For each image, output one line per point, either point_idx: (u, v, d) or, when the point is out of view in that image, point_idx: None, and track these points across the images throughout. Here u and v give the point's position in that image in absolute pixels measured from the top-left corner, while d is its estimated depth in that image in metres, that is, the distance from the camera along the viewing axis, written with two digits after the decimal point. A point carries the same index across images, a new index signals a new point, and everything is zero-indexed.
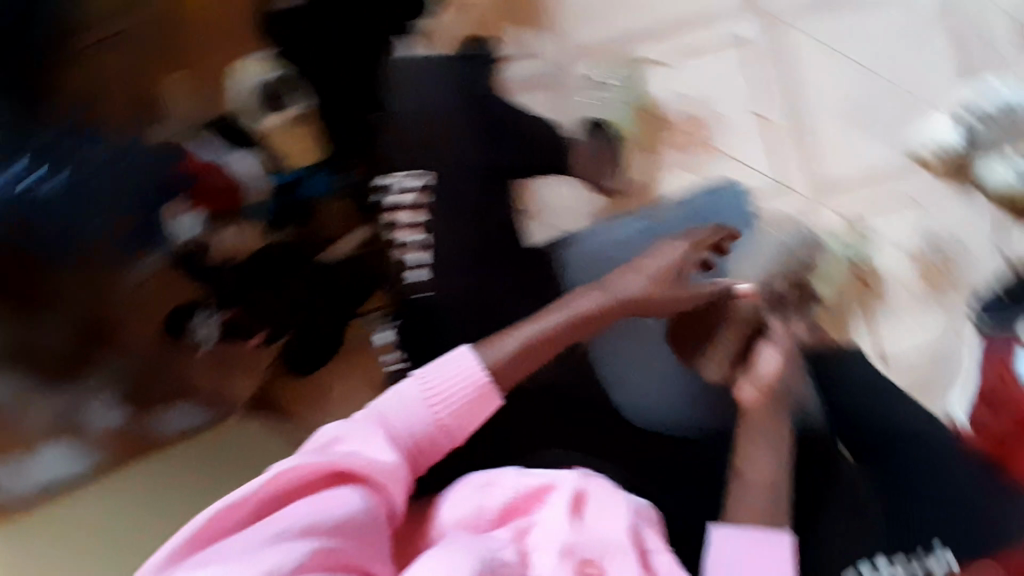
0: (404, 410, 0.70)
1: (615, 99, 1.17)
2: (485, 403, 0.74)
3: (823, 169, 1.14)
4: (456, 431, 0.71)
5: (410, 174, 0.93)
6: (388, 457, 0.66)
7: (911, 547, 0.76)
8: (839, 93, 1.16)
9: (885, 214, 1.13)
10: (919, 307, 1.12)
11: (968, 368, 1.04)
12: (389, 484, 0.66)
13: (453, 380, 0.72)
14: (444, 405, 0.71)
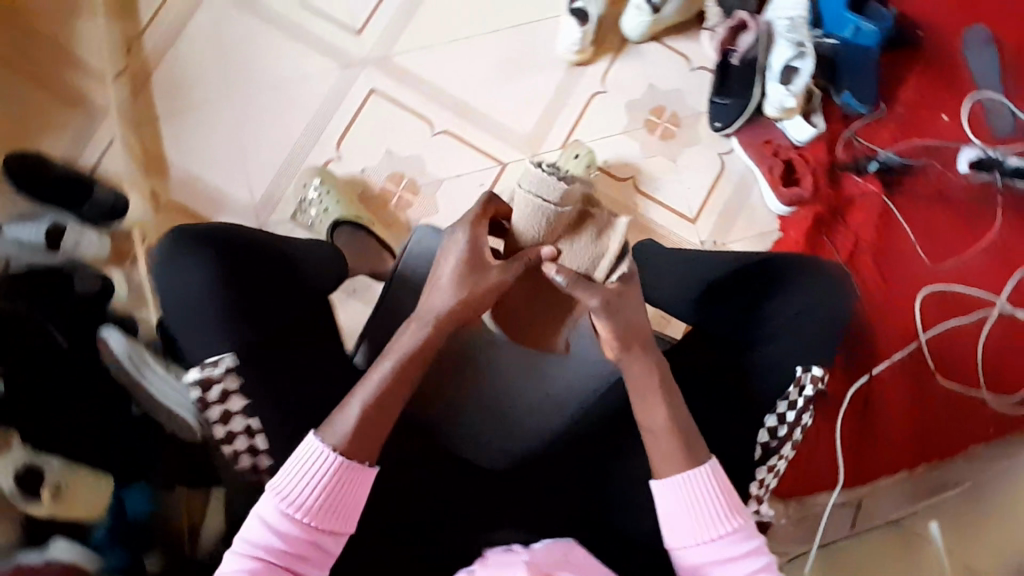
0: (270, 534, 0.58)
1: (325, 194, 1.10)
2: (355, 485, 0.61)
3: (522, 121, 1.17)
4: (332, 532, 0.60)
5: (202, 364, 0.66)
6: (300, 548, 0.59)
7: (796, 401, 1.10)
8: (476, 63, 1.18)
9: (597, 115, 1.18)
10: (686, 151, 1.18)
11: (746, 169, 1.18)
12: (317, 551, 0.59)
13: (311, 477, 0.59)
14: (307, 502, 0.59)
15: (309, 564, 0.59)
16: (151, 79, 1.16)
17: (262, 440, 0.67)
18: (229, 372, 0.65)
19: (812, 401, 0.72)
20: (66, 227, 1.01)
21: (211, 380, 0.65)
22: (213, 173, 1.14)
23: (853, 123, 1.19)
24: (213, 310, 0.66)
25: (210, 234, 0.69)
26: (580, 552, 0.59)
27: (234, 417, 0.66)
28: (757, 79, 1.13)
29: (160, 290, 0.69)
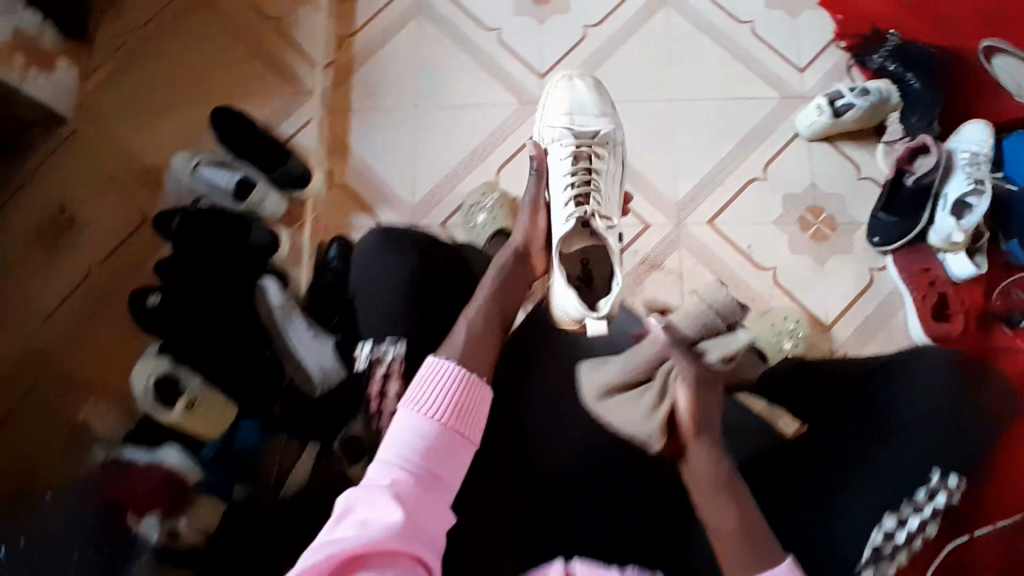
0: (415, 443, 0.71)
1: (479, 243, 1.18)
2: (476, 398, 0.77)
3: (676, 188, 1.19)
4: (464, 437, 0.74)
5: (377, 344, 0.88)
6: (431, 430, 0.72)
7: (926, 479, 0.76)
8: (645, 125, 1.23)
9: (751, 201, 1.18)
10: (836, 258, 1.15)
11: (894, 290, 1.14)
12: (452, 433, 0.73)
13: (442, 389, 0.75)
14: (432, 403, 0.74)
15: (446, 434, 0.72)
16: (351, 74, 1.29)
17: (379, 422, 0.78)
18: (392, 360, 0.85)
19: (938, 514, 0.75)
20: (255, 183, 1.15)
21: (380, 358, 0.86)
22: (384, 171, 1.25)
23: (1015, 274, 1.12)
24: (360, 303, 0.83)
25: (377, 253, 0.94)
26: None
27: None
28: (928, 206, 1.11)
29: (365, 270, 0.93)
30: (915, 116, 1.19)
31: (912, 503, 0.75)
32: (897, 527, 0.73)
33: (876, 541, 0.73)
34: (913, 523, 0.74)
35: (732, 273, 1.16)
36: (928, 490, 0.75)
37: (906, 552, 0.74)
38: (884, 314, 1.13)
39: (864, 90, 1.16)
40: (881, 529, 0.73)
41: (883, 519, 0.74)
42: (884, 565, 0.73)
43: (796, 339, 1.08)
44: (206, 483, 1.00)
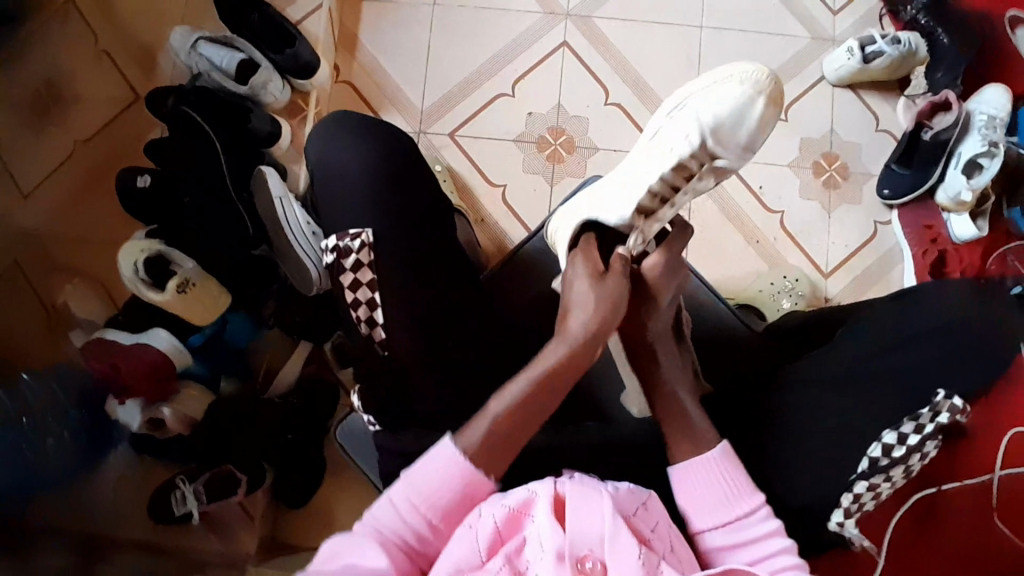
0: (409, 519, 0.59)
1: (445, 179, 1.12)
2: (475, 496, 0.61)
3: None
4: (458, 531, 0.61)
5: (342, 234, 0.71)
6: (423, 517, 0.59)
7: (931, 396, 0.67)
8: (669, 53, 1.19)
9: (769, 142, 1.17)
10: (844, 208, 1.15)
11: (895, 246, 1.14)
12: (450, 526, 0.60)
13: (438, 477, 0.60)
14: (429, 496, 0.60)
15: (443, 524, 0.60)
16: None
17: (382, 314, 0.71)
18: (364, 246, 0.71)
19: (941, 431, 0.66)
20: (260, 64, 1.06)
21: (346, 251, 0.70)
22: (394, 72, 1.19)
23: (1014, 241, 1.10)
24: (359, 188, 0.73)
25: (357, 124, 0.76)
26: (659, 509, 0.63)
27: (362, 287, 0.71)
28: (942, 163, 1.08)
29: (334, 146, 0.75)
30: (940, 70, 1.13)
31: (915, 418, 0.66)
32: (898, 442, 0.65)
33: (873, 454, 0.66)
34: (915, 439, 0.65)
35: (742, 213, 1.15)
36: (933, 408, 0.66)
37: (903, 467, 0.66)
38: (884, 266, 1.14)
39: (896, 38, 1.11)
40: (880, 441, 0.66)
41: (883, 433, 0.66)
42: (879, 478, 0.66)
43: (793, 292, 1.08)
44: (193, 372, 0.98)
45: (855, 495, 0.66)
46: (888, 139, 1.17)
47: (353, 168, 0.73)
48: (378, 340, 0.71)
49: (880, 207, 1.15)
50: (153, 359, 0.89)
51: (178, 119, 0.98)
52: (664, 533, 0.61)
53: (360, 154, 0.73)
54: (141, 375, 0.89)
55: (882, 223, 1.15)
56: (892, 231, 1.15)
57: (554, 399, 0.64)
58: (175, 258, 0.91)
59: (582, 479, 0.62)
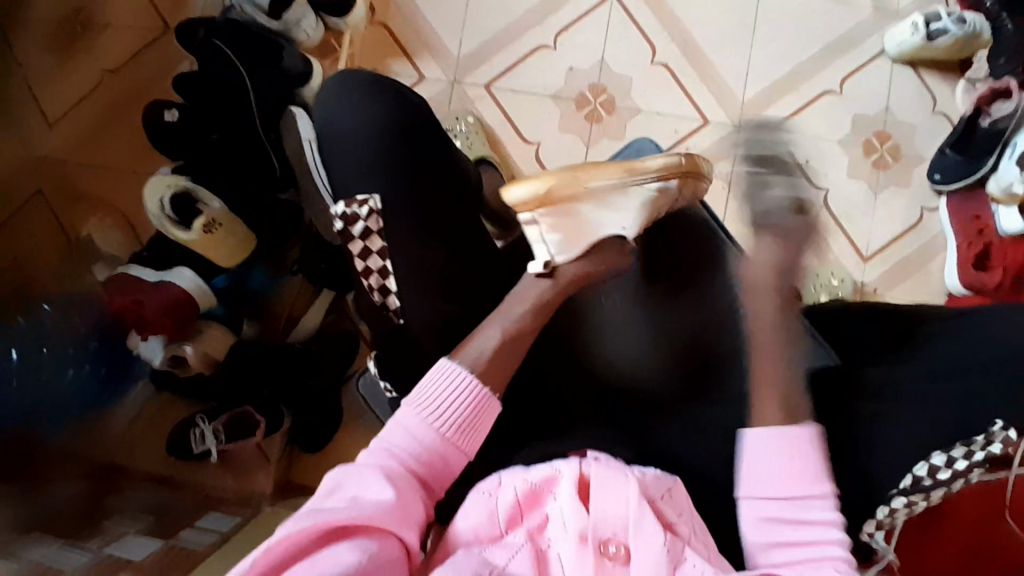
0: (410, 439, 0.61)
1: (475, 132, 1.08)
2: (485, 414, 0.65)
3: (743, 87, 1.11)
4: (463, 453, 0.62)
5: (349, 201, 0.70)
6: (430, 433, 0.61)
7: (985, 425, 0.62)
8: (720, 13, 1.12)
9: (818, 116, 1.11)
10: (890, 191, 1.10)
11: (940, 236, 1.10)
12: (452, 449, 0.62)
13: (447, 396, 0.63)
14: (437, 411, 0.62)
15: (448, 439, 0.61)
16: None
17: (394, 283, 0.70)
18: (372, 214, 0.70)
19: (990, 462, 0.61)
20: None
21: (355, 218, 0.69)
22: (431, 16, 1.14)
23: None
24: (371, 152, 0.71)
25: (368, 83, 0.74)
26: (684, 497, 0.61)
27: (373, 256, 0.70)
28: (997, 152, 1.00)
29: (333, 109, 0.73)
30: (1002, 57, 1.02)
31: (967, 444, 0.61)
32: (946, 465, 0.61)
33: (918, 473, 0.61)
34: (963, 466, 0.60)
35: None
36: (987, 436, 0.61)
37: (945, 491, 0.61)
38: (926, 256, 1.10)
39: (963, 17, 1.04)
40: (926, 461, 0.61)
41: (932, 454, 0.62)
42: (918, 497, 0.61)
43: (834, 294, 1.05)
44: (212, 314, 0.97)
45: (890, 509, 0.62)
46: (944, 120, 1.11)
47: (367, 133, 0.71)
48: (390, 309, 0.71)
49: (927, 192, 1.11)
50: (181, 297, 0.89)
51: (209, 53, 0.94)
52: (692, 521, 0.60)
53: (375, 117, 0.71)
54: (167, 312, 0.89)
55: (929, 209, 1.11)
56: (937, 219, 1.10)
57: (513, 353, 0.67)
58: (203, 196, 0.90)
59: (608, 460, 0.60)
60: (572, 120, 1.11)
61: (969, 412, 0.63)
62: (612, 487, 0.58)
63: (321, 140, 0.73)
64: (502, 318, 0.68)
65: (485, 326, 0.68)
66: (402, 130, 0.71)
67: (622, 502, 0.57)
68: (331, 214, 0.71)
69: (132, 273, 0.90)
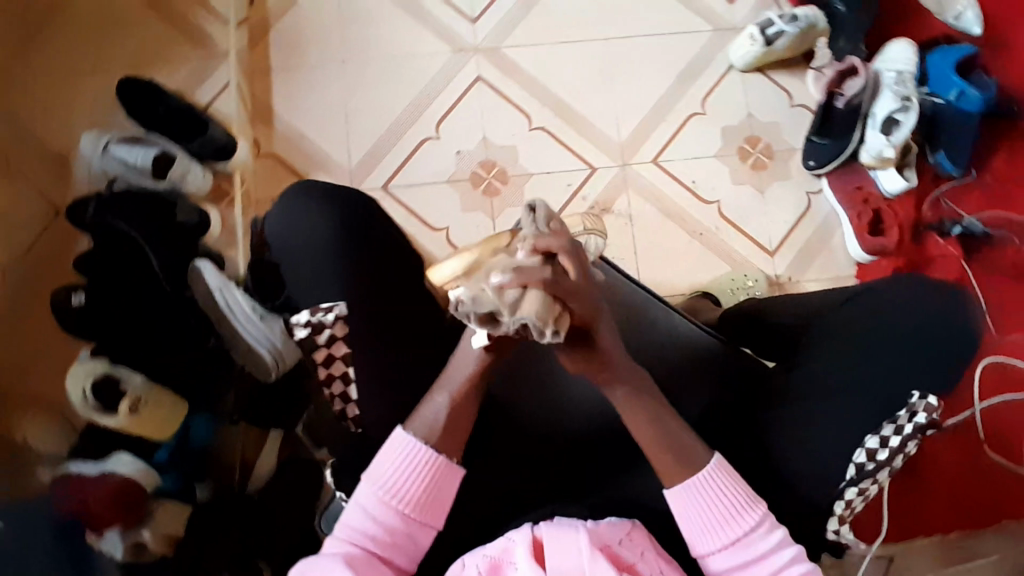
0: (369, 522, 0.63)
1: None
2: (444, 481, 0.66)
3: (619, 129, 1.20)
4: (427, 525, 0.64)
5: (313, 308, 0.70)
6: (388, 514, 0.63)
7: (906, 398, 0.64)
8: (582, 68, 1.22)
9: (693, 135, 1.20)
10: (776, 185, 1.19)
11: (831, 212, 1.19)
12: (409, 527, 0.64)
13: (404, 473, 0.64)
14: (395, 490, 0.64)
15: (407, 519, 0.63)
16: (268, 35, 1.22)
17: (356, 388, 0.70)
18: (338, 319, 0.69)
19: (920, 432, 0.64)
20: (175, 156, 1.06)
21: (322, 325, 0.69)
22: (315, 133, 1.18)
23: (944, 184, 1.21)
24: (333, 257, 0.71)
25: (322, 188, 0.74)
26: (643, 536, 0.63)
27: (336, 362, 0.69)
28: (860, 125, 1.13)
29: (293, 213, 0.73)
30: (842, 39, 1.18)
31: (894, 421, 0.64)
32: (881, 445, 0.64)
33: (859, 461, 0.64)
34: (897, 443, 0.64)
35: (682, 208, 1.17)
36: (910, 410, 0.63)
37: (889, 471, 0.65)
38: (825, 236, 1.18)
39: (793, 15, 1.16)
40: (863, 446, 0.64)
41: (864, 439, 0.64)
42: (867, 483, 0.65)
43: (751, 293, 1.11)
44: (164, 489, 0.93)
45: (846, 502, 0.66)
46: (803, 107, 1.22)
47: (329, 237, 0.72)
48: (350, 416, 0.70)
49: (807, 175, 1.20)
50: (126, 480, 0.87)
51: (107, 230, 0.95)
52: (655, 560, 0.61)
53: (331, 221, 0.72)
54: (112, 503, 0.85)
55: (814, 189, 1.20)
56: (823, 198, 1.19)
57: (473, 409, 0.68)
58: (125, 374, 0.89)
59: (559, 520, 0.61)
60: (475, 196, 1.17)
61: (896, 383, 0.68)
62: (561, 538, 0.59)
63: (279, 248, 0.73)
64: (446, 384, 0.67)
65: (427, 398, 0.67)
66: (364, 232, 0.73)
67: (574, 549, 0.58)
68: (292, 324, 0.70)
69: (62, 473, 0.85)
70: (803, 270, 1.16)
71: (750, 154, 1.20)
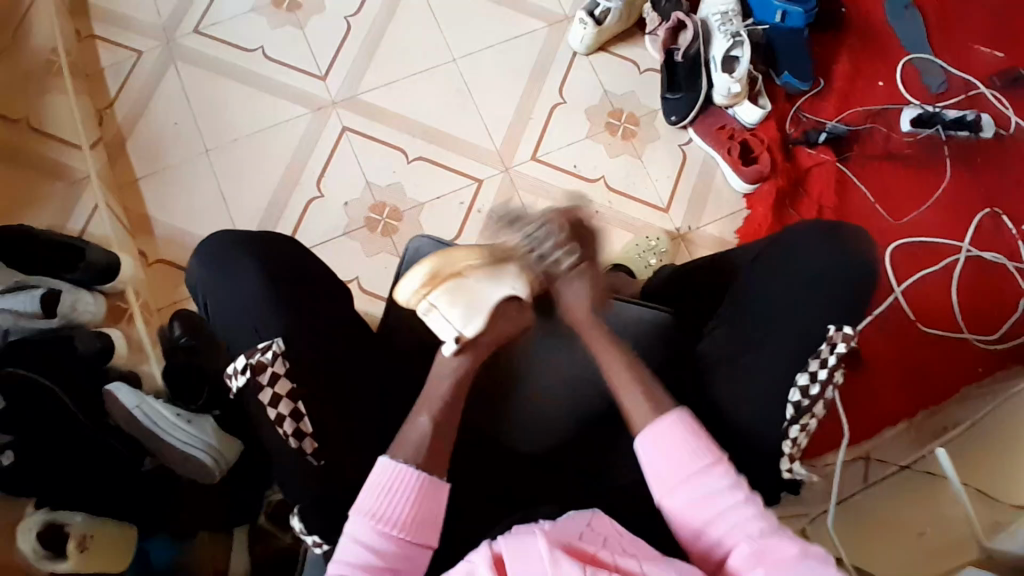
0: (363, 551, 0.62)
1: None
2: (433, 499, 0.66)
3: (491, 139, 1.24)
4: (421, 545, 0.64)
5: (251, 351, 0.69)
6: (376, 541, 0.63)
7: (824, 332, 0.72)
8: (439, 92, 1.26)
9: (560, 124, 1.26)
10: (650, 147, 1.25)
11: (707, 157, 1.26)
12: (403, 551, 0.63)
13: (391, 496, 0.64)
14: (383, 516, 0.63)
15: (396, 545, 0.63)
16: (127, 148, 1.22)
17: (309, 422, 0.68)
18: (277, 357, 0.69)
19: (843, 360, 0.72)
20: (61, 291, 1.02)
21: (260, 365, 0.68)
22: (201, 228, 1.18)
23: (798, 100, 1.29)
24: (260, 297, 0.72)
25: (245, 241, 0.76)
26: (606, 523, 0.64)
27: (282, 401, 0.68)
28: (704, 73, 1.23)
29: (208, 281, 0.74)
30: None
31: (818, 355, 0.72)
32: (811, 380, 0.72)
33: (794, 399, 0.72)
34: (823, 373, 0.71)
35: (571, 194, 1.22)
36: (830, 342, 0.71)
37: (823, 402, 0.72)
38: (708, 179, 1.24)
39: None
40: (796, 386, 0.72)
41: (797, 377, 0.72)
42: (805, 419, 0.72)
43: (658, 251, 1.16)
44: None
45: (792, 440, 0.73)
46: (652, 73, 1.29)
47: (252, 279, 0.72)
48: (309, 451, 0.67)
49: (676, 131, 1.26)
50: None
51: None
52: (619, 542, 0.62)
53: (255, 272, 0.73)
54: None
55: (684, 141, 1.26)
56: (695, 146, 1.26)
57: (450, 431, 0.70)
58: (72, 519, 0.83)
59: (516, 530, 0.62)
60: (377, 239, 1.18)
61: (794, 295, 0.74)
62: (521, 543, 0.59)
63: (213, 309, 0.74)
64: (429, 406, 0.71)
65: (411, 420, 0.70)
66: (284, 268, 0.74)
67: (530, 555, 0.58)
68: (229, 372, 0.69)
69: None
70: (695, 217, 1.22)
71: (617, 127, 1.26)
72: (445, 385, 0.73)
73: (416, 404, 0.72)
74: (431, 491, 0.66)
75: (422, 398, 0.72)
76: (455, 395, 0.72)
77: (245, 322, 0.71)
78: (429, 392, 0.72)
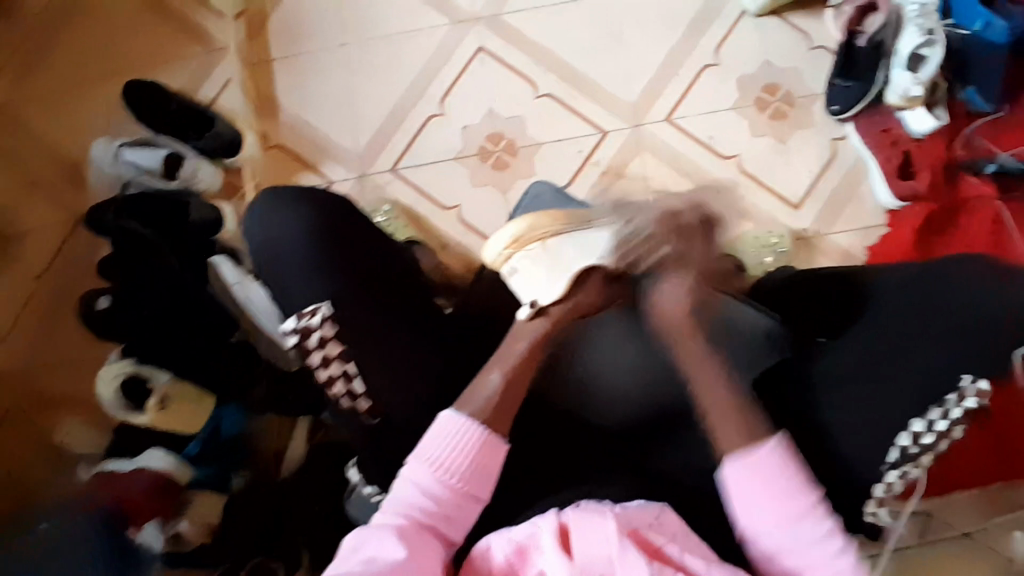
0: (422, 496, 0.64)
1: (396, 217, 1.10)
2: (492, 458, 0.66)
3: (627, 90, 1.15)
4: (475, 498, 0.65)
5: (301, 313, 0.70)
6: (434, 486, 0.64)
7: (956, 382, 0.65)
8: (585, 28, 1.17)
9: (706, 89, 1.15)
10: (798, 134, 1.13)
11: (858, 158, 1.13)
12: (458, 500, 0.64)
13: (454, 447, 0.65)
14: (443, 464, 0.64)
15: (453, 493, 0.64)
16: (265, 23, 1.21)
17: (360, 383, 0.70)
18: (325, 321, 0.70)
19: (968, 414, 0.66)
20: (184, 157, 1.07)
21: (310, 329, 0.69)
22: (319, 122, 1.18)
23: (975, 121, 1.12)
24: (304, 259, 0.71)
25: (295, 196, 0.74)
26: (674, 520, 0.62)
27: (334, 361, 0.69)
28: (883, 65, 1.07)
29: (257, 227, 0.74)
30: None
31: (941, 405, 0.66)
32: (927, 429, 0.66)
33: (901, 444, 0.66)
34: (943, 426, 0.66)
35: (697, 167, 1.13)
36: (960, 394, 0.65)
37: (932, 454, 0.67)
38: (851, 185, 1.12)
39: None
40: (907, 431, 0.66)
41: (911, 422, 0.66)
42: (908, 465, 0.67)
43: (776, 250, 1.07)
44: (200, 480, 0.95)
45: (886, 484, 0.68)
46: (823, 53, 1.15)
47: (293, 242, 0.72)
48: (362, 410, 0.70)
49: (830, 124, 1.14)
50: (160, 472, 0.91)
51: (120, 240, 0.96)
52: (687, 542, 0.60)
53: (298, 228, 0.72)
54: (148, 495, 0.89)
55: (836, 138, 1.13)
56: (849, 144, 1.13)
57: (515, 393, 0.69)
58: (152, 374, 0.92)
59: (586, 504, 0.61)
60: (485, 170, 1.14)
61: (934, 350, 0.66)
62: (586, 520, 0.59)
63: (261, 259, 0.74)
64: (502, 363, 0.70)
65: (483, 372, 0.70)
66: (327, 229, 0.72)
67: (595, 533, 0.58)
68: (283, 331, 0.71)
69: (104, 467, 0.93)
70: (825, 221, 1.11)
71: (767, 106, 1.14)
72: (519, 348, 0.72)
73: (492, 359, 0.71)
74: (488, 450, 0.66)
75: (497, 354, 0.72)
76: (526, 361, 0.71)
77: (358, 236, 0.73)
78: (503, 350, 0.72)
